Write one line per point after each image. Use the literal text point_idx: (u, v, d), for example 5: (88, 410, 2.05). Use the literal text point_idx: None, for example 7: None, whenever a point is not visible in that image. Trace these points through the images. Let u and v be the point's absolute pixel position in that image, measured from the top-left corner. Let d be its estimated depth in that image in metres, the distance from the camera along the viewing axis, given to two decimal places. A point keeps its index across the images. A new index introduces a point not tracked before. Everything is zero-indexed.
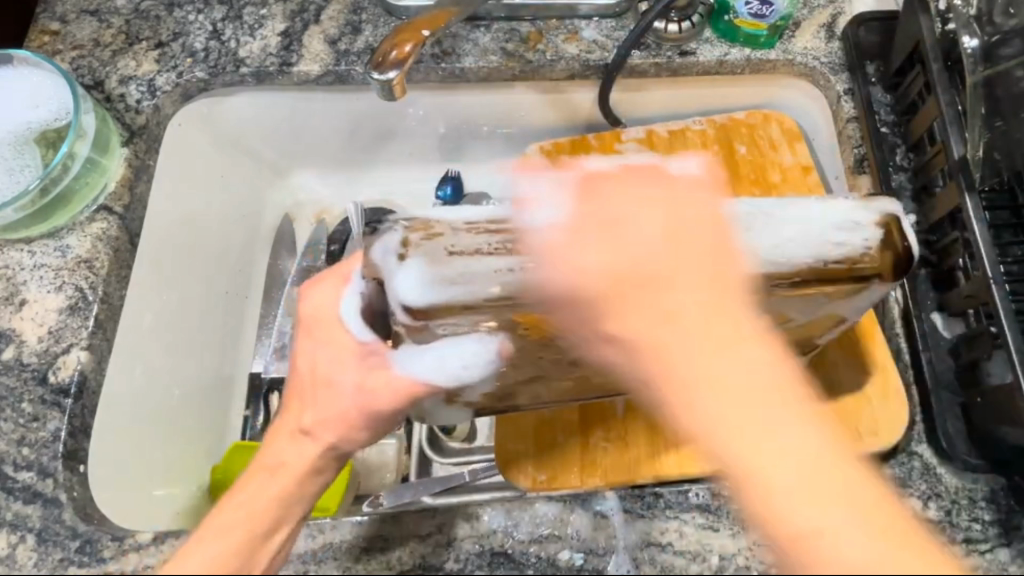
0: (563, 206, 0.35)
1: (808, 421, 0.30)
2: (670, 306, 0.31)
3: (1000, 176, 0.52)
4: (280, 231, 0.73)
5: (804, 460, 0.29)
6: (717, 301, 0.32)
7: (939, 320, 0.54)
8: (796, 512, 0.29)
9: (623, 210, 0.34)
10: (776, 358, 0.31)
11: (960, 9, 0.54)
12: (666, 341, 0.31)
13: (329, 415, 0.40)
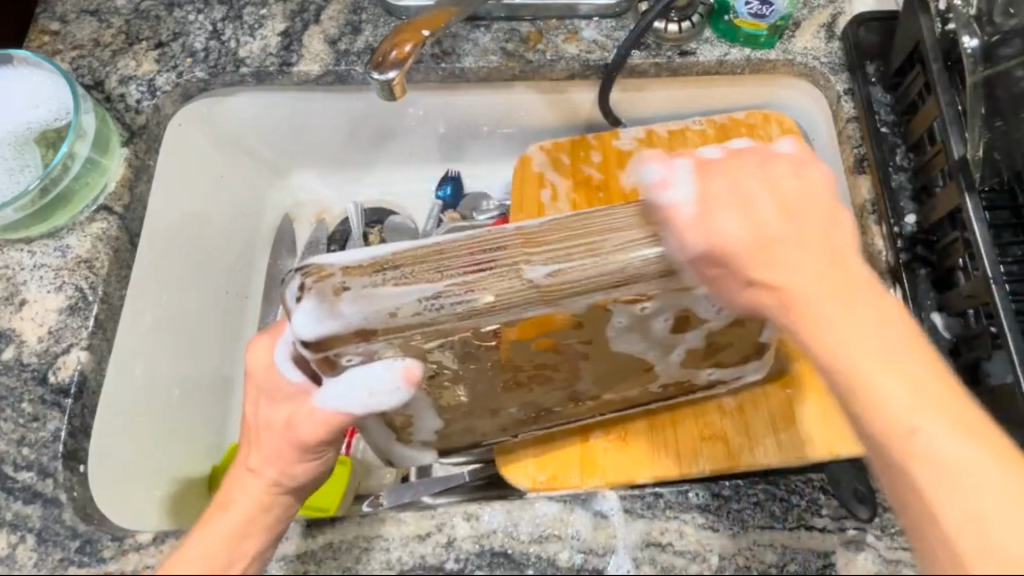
0: (693, 188, 0.34)
1: (935, 386, 0.31)
2: (795, 261, 0.33)
3: (1000, 176, 0.52)
4: (280, 231, 0.73)
5: (915, 384, 0.31)
6: (839, 258, 0.33)
7: (938, 320, 0.54)
8: (933, 442, 0.31)
9: (725, 185, 0.34)
10: (904, 328, 0.32)
11: (960, 9, 0.54)
12: (861, 352, 0.32)
13: (273, 450, 0.43)
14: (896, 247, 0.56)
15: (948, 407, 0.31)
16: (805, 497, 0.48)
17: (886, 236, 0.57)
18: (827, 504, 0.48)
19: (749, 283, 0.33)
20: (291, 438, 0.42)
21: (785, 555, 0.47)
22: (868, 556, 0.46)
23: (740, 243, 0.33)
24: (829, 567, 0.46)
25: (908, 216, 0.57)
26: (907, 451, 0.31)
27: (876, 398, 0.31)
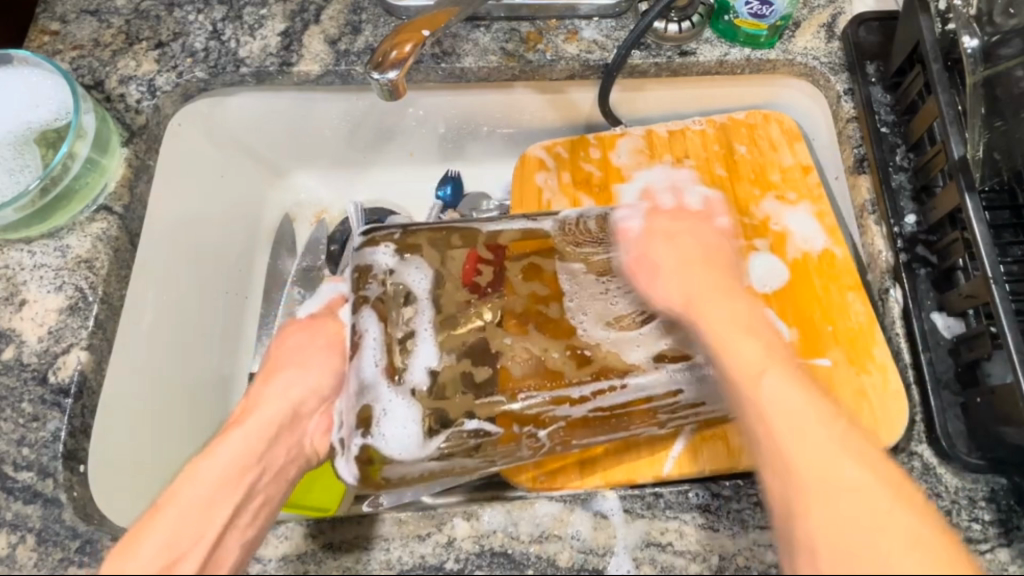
0: (644, 216, 0.49)
1: (790, 376, 0.37)
2: (666, 274, 0.45)
3: (1000, 176, 0.51)
4: (280, 231, 0.73)
5: (805, 409, 0.36)
6: (707, 261, 0.45)
7: (938, 320, 0.54)
8: (757, 369, 0.38)
9: (662, 220, 0.48)
10: (741, 318, 0.41)
11: (960, 9, 0.54)
12: (721, 324, 0.40)
13: (293, 382, 0.49)
14: (896, 247, 0.56)
15: (785, 365, 0.38)
16: None
17: (886, 236, 0.57)
18: None
19: (699, 235, 0.47)
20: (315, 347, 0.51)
21: None
22: None
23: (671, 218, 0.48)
24: None
25: (908, 216, 0.57)
26: (751, 375, 0.38)
27: (732, 350, 0.39)
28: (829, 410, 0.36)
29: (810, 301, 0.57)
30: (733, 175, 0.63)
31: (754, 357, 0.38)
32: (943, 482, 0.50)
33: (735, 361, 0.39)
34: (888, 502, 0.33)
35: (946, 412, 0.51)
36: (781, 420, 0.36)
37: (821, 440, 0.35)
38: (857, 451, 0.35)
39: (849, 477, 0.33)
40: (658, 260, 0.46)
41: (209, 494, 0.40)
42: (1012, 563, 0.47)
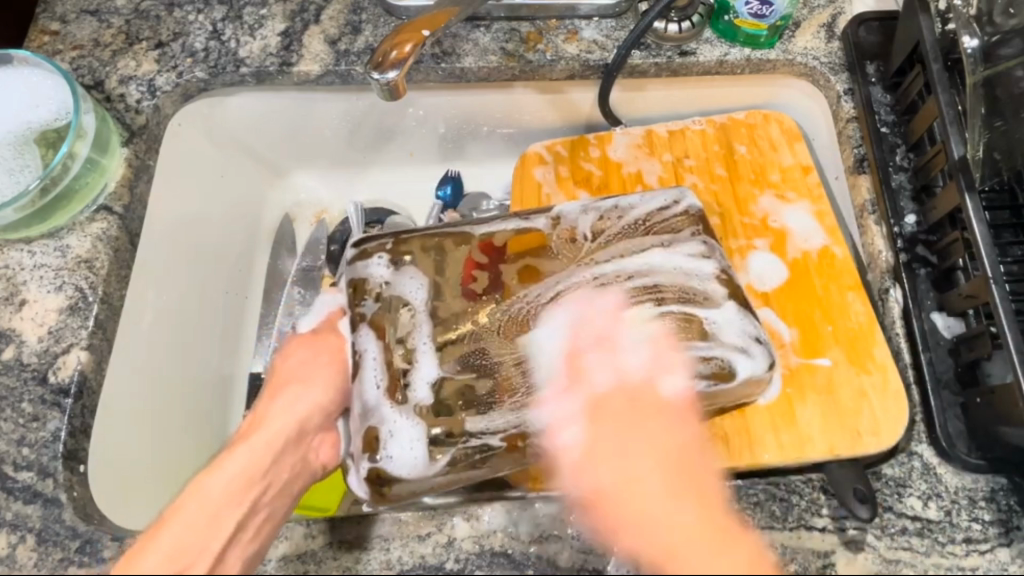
0: (582, 432, 0.46)
1: (693, 535, 0.41)
2: (617, 463, 0.44)
3: (1000, 176, 0.51)
4: (280, 231, 0.73)
5: (686, 532, 0.41)
6: (637, 471, 0.44)
7: (938, 320, 0.54)
8: (679, 558, 0.40)
9: (607, 424, 0.46)
10: (686, 527, 0.41)
11: (960, 9, 0.54)
12: (651, 533, 0.41)
13: (298, 398, 0.49)
14: (896, 247, 0.56)
15: (684, 496, 0.43)
16: (805, 497, 0.49)
17: (886, 237, 0.57)
18: (828, 504, 0.49)
19: (638, 452, 0.44)
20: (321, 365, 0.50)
21: (784, 555, 0.47)
22: (867, 556, 0.47)
23: (631, 384, 0.47)
24: (829, 567, 0.47)
25: (908, 216, 0.57)
26: (669, 559, 0.40)
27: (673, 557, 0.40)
28: (717, 525, 0.41)
29: (810, 301, 0.57)
30: (733, 175, 0.63)
31: (681, 538, 0.40)
32: (943, 482, 0.50)
33: (636, 536, 0.42)
34: (749, 562, 0.39)
35: (946, 412, 0.51)
36: (664, 539, 0.41)
37: (704, 555, 0.39)
38: (739, 551, 0.40)
39: (723, 572, 0.38)
40: (596, 471, 0.45)
41: (213, 508, 0.41)
42: (1012, 562, 0.47)
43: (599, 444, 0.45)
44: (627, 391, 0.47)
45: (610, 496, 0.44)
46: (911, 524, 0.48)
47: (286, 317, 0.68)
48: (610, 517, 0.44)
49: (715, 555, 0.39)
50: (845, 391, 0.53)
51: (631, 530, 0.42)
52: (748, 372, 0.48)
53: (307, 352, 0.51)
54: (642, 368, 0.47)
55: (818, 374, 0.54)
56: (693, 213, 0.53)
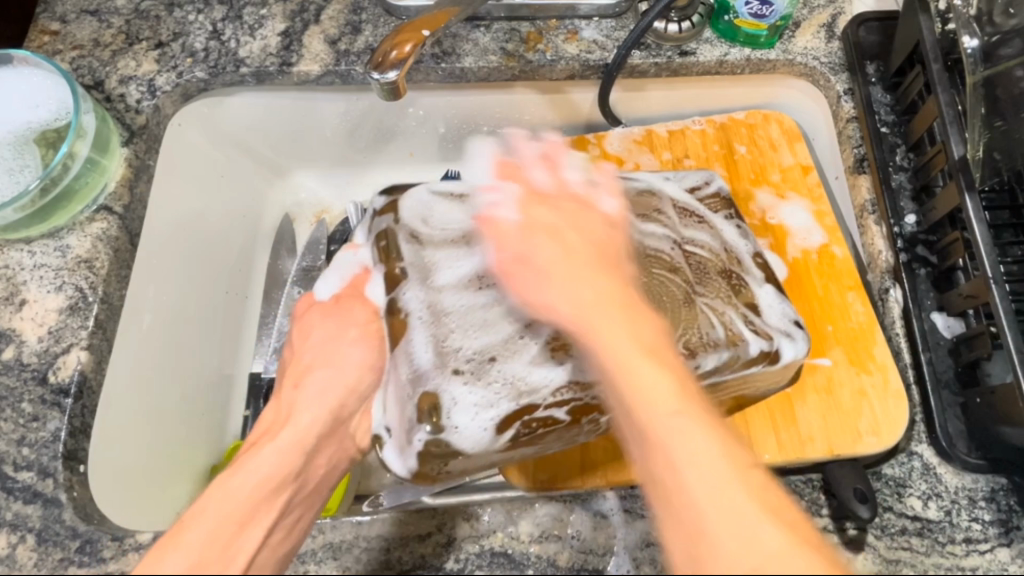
0: (518, 210, 0.41)
1: (648, 331, 0.34)
2: (563, 282, 0.36)
3: (1000, 176, 0.51)
4: (280, 231, 0.73)
5: (665, 394, 0.31)
6: (611, 282, 0.36)
7: (938, 320, 0.54)
8: (641, 372, 0.32)
9: (538, 215, 0.40)
10: (607, 293, 0.36)
11: (961, 9, 0.54)
12: (611, 335, 0.34)
13: (329, 383, 0.50)
14: (896, 247, 0.56)
15: (621, 300, 0.35)
16: (805, 497, 0.50)
17: (885, 237, 0.57)
18: (828, 504, 0.49)
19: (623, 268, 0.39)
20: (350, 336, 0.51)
21: None
22: (868, 555, 0.47)
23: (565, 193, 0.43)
24: None
25: (908, 216, 0.57)
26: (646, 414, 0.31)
27: (636, 381, 0.32)
28: (627, 301, 0.36)
29: (810, 302, 0.57)
30: (733, 176, 0.63)
31: (654, 375, 0.32)
32: (943, 482, 0.50)
33: (591, 320, 0.35)
34: (719, 437, 0.30)
35: (946, 412, 0.51)
36: (588, 304, 0.35)
37: (620, 325, 0.34)
38: (667, 360, 0.33)
39: (644, 376, 0.32)
40: (524, 239, 0.39)
41: (245, 501, 0.41)
42: (1012, 562, 0.47)
43: (528, 283, 0.38)
44: (568, 192, 0.43)
45: (582, 299, 0.35)
46: (911, 524, 0.48)
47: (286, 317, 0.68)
48: (589, 334, 0.35)
49: (649, 361, 0.33)
50: (845, 390, 0.54)
51: (589, 327, 0.35)
52: (792, 356, 0.48)
53: (328, 312, 0.52)
54: (580, 181, 0.45)
55: (818, 374, 0.54)
56: (722, 196, 0.55)
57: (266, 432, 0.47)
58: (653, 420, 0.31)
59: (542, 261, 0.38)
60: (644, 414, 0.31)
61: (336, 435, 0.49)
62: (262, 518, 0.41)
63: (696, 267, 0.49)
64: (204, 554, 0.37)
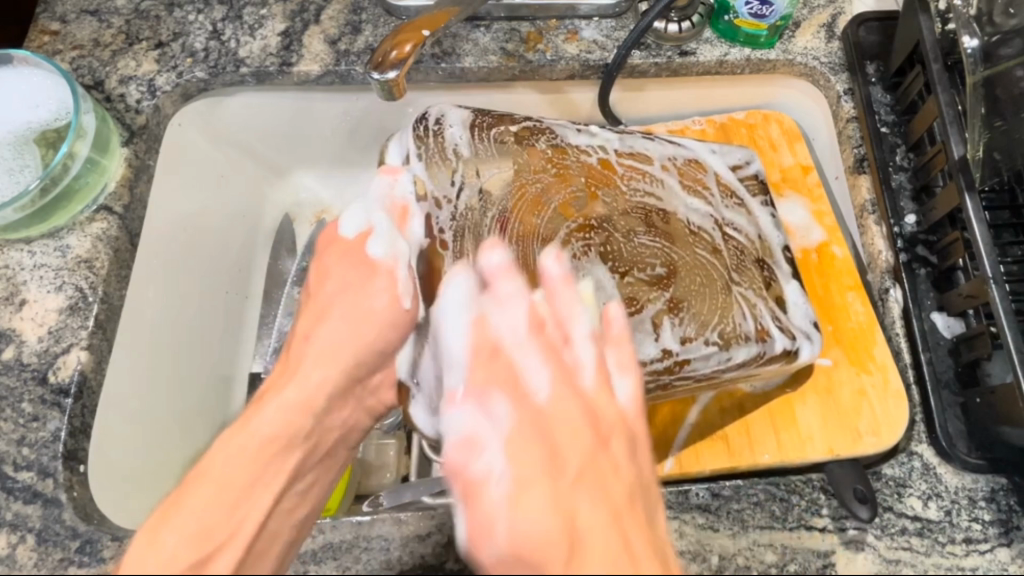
0: (508, 316, 0.37)
1: (597, 458, 0.32)
2: (563, 412, 0.33)
3: (1000, 176, 0.51)
4: (280, 231, 0.73)
5: (596, 526, 0.30)
6: (589, 408, 0.34)
7: (939, 320, 0.54)
8: (569, 501, 0.31)
9: (517, 319, 0.37)
10: (583, 416, 0.33)
11: (960, 9, 0.54)
12: (560, 472, 0.32)
13: (344, 333, 0.47)
14: (896, 247, 0.56)
15: (592, 434, 0.33)
16: (805, 497, 0.49)
17: (886, 236, 0.57)
18: (828, 504, 0.48)
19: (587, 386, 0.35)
20: (381, 289, 0.48)
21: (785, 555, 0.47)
22: (868, 556, 0.47)
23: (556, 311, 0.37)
24: (828, 567, 0.47)
25: (908, 216, 0.57)
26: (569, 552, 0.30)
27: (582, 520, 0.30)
28: (593, 433, 0.33)
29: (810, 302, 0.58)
30: None
31: (588, 514, 0.31)
32: (943, 482, 0.50)
33: (529, 450, 0.33)
34: (612, 511, 0.31)
35: (945, 412, 0.51)
36: (557, 435, 0.33)
37: (580, 455, 0.32)
38: (613, 487, 0.32)
39: (531, 513, 0.31)
40: (495, 321, 0.37)
41: (237, 475, 0.40)
42: (1012, 562, 0.47)
43: (478, 376, 0.36)
44: (566, 305, 0.37)
45: (520, 388, 0.35)
46: (911, 524, 0.48)
47: (287, 318, 0.70)
48: (521, 469, 0.32)
49: (576, 469, 0.32)
50: (844, 390, 0.54)
51: (521, 438, 0.33)
52: (810, 355, 0.51)
53: (352, 255, 0.50)
54: (562, 281, 0.37)
55: (818, 374, 0.55)
56: (760, 178, 0.57)
57: (276, 382, 0.46)
58: (572, 548, 0.30)
59: (501, 375, 0.35)
60: (547, 527, 0.31)
61: (353, 394, 0.47)
62: (268, 483, 0.41)
63: (734, 253, 0.53)
64: (195, 536, 0.36)
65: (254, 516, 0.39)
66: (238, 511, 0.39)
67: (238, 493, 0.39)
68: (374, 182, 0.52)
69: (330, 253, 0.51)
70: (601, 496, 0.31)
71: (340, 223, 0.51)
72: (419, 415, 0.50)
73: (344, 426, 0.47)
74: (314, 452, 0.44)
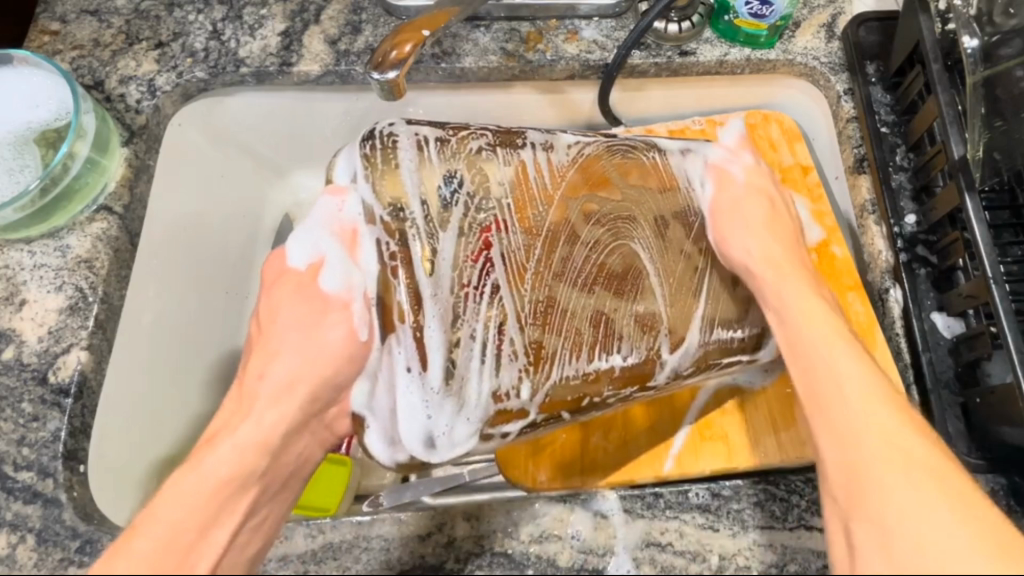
0: (733, 230, 0.50)
1: (895, 415, 0.39)
2: (816, 335, 0.43)
3: (1000, 176, 0.52)
4: (280, 229, 0.74)
5: (877, 432, 0.38)
6: (840, 337, 0.43)
7: (939, 320, 0.54)
8: (847, 405, 0.39)
9: (750, 241, 0.49)
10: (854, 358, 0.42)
11: (960, 9, 0.54)
12: (846, 381, 0.40)
13: (298, 372, 0.47)
14: (896, 247, 0.56)
15: (841, 347, 0.42)
16: (805, 497, 0.49)
17: (886, 237, 0.57)
18: None
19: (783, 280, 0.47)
20: (335, 318, 0.47)
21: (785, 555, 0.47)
22: None
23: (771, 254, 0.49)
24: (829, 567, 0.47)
25: (908, 216, 0.57)
26: (856, 473, 0.37)
27: (835, 415, 0.39)
28: (846, 336, 0.43)
29: None
30: None
31: (862, 391, 0.40)
32: None
33: (817, 385, 0.41)
34: (888, 408, 0.39)
35: (945, 412, 0.51)
36: (806, 335, 0.43)
37: (850, 370, 0.41)
38: (913, 444, 0.37)
39: (880, 418, 0.38)
40: (755, 268, 0.48)
41: (190, 514, 0.39)
42: None
43: (781, 284, 0.46)
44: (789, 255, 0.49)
45: (814, 374, 0.41)
46: None
47: None
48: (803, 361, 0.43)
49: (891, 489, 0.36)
50: None
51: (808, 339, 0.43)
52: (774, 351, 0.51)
53: (300, 288, 0.49)
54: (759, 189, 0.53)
55: None
56: None
57: (227, 422, 0.45)
58: (859, 469, 0.37)
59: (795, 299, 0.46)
60: (833, 441, 0.39)
61: (309, 426, 0.47)
62: (223, 520, 0.40)
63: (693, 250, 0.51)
64: None
65: (213, 551, 0.39)
66: (191, 555, 0.38)
67: (194, 532, 0.39)
68: (318, 204, 0.48)
69: (277, 289, 0.49)
70: (901, 471, 0.36)
71: (290, 255, 0.50)
72: (374, 443, 0.48)
73: (298, 459, 0.47)
74: (270, 485, 0.44)
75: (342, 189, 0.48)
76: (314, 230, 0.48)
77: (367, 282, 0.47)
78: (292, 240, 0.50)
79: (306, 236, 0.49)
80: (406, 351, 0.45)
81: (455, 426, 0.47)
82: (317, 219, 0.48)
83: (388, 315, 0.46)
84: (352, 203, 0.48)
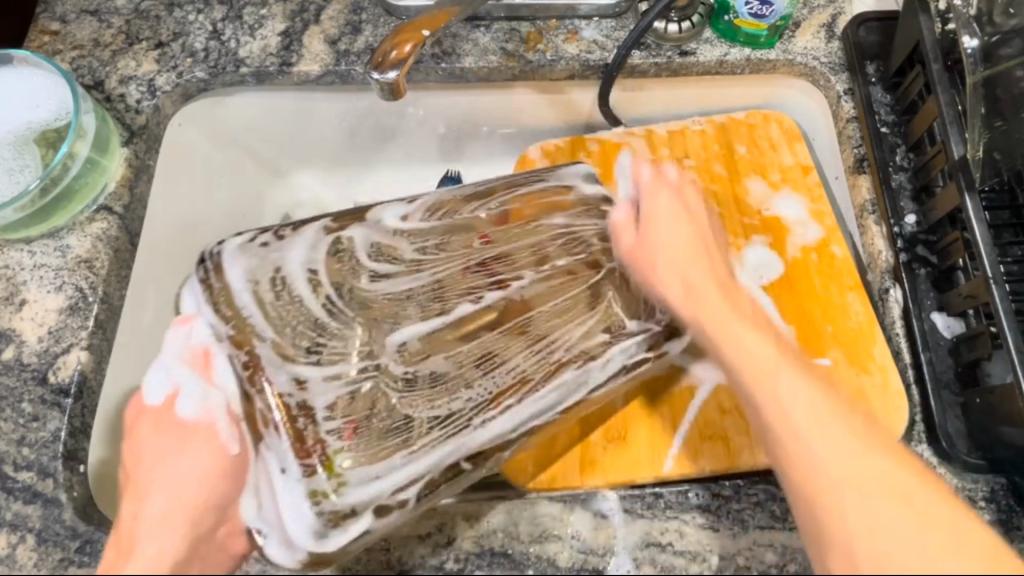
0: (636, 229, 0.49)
1: (846, 451, 0.40)
2: (786, 390, 0.43)
3: (1000, 176, 0.52)
4: None
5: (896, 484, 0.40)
6: (832, 419, 0.41)
7: (939, 320, 0.54)
8: (815, 442, 0.41)
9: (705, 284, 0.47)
10: (843, 433, 0.41)
11: (960, 9, 0.54)
12: (825, 448, 0.41)
13: (175, 505, 0.42)
14: (896, 247, 0.56)
15: (829, 422, 0.41)
16: None
17: (885, 236, 0.57)
18: None
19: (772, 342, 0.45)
20: (204, 447, 0.43)
21: (785, 555, 0.47)
22: None
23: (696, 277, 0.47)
24: None
25: (908, 216, 0.57)
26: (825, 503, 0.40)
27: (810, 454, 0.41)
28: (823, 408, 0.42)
29: (810, 302, 0.57)
30: (732, 175, 0.63)
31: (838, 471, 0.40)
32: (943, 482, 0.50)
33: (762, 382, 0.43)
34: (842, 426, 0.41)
35: (945, 411, 0.51)
36: (795, 420, 0.42)
37: (833, 445, 0.41)
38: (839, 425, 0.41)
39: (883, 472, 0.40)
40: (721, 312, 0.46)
41: None
42: None
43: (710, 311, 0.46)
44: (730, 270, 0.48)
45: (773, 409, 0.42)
46: None
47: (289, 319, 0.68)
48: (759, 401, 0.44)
49: (867, 504, 0.39)
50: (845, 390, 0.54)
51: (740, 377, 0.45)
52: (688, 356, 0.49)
53: (160, 424, 0.45)
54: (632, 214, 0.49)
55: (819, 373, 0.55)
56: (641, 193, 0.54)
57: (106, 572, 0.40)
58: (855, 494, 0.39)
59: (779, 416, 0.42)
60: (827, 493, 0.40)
61: (199, 552, 0.42)
62: None
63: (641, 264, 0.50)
64: None
65: None
66: None
67: None
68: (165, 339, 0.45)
69: (137, 437, 0.45)
70: (874, 456, 0.40)
71: (147, 393, 0.46)
72: (275, 550, 0.43)
73: None
74: None
75: (189, 317, 0.46)
76: (164, 363, 0.45)
77: (229, 399, 0.44)
78: (150, 374, 0.46)
79: (162, 367, 0.45)
80: (276, 455, 0.42)
81: (347, 503, 0.42)
82: (167, 353, 0.45)
83: (253, 421, 0.43)
84: (205, 327, 0.45)
